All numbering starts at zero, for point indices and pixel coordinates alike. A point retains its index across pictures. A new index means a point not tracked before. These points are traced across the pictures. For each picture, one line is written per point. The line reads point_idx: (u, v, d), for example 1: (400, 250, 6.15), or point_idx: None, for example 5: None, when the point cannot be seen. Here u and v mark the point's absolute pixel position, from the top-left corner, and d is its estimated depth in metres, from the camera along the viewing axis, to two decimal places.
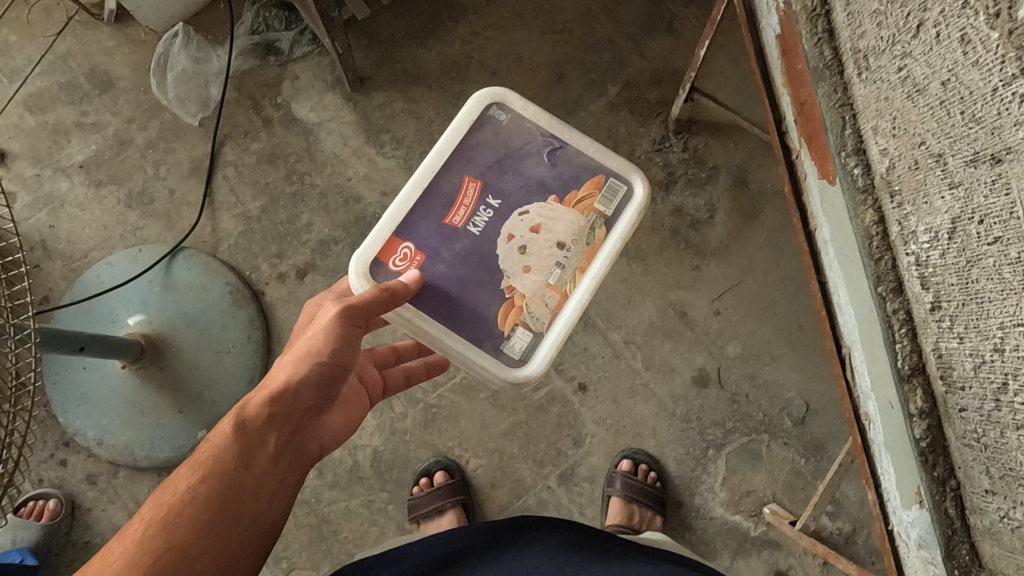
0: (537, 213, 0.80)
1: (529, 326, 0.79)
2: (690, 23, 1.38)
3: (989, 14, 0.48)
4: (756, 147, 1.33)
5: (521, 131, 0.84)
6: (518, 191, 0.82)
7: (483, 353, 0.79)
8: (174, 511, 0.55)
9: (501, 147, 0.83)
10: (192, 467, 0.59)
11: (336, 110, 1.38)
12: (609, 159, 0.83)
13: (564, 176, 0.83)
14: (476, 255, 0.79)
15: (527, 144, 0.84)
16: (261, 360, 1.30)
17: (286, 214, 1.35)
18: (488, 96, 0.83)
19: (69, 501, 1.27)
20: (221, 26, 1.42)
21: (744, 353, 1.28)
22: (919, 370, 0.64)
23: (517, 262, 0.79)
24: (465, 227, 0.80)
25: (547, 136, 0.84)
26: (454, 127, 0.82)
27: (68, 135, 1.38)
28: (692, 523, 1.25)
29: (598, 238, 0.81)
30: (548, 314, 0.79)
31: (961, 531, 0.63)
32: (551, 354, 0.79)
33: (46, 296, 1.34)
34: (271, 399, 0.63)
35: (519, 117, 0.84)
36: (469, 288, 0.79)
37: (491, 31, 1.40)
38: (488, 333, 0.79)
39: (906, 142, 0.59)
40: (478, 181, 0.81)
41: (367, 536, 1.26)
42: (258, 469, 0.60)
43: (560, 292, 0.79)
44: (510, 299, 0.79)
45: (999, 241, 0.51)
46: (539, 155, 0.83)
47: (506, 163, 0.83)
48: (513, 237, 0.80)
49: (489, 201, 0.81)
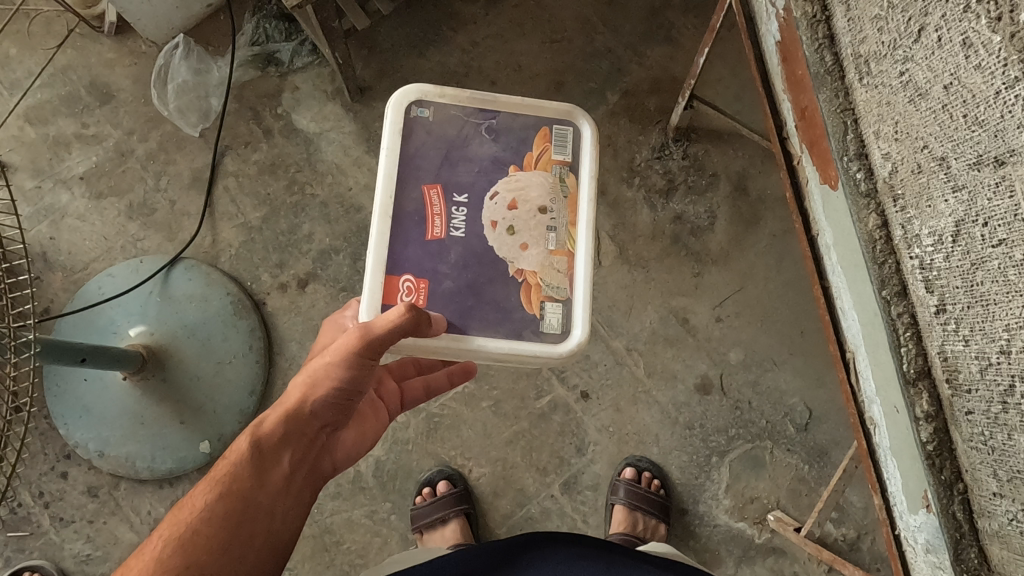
0: (506, 190, 0.78)
1: (554, 298, 0.77)
2: (688, 32, 1.39)
3: (991, 18, 0.48)
4: (756, 154, 1.34)
5: (451, 119, 0.79)
6: (479, 178, 0.78)
7: (527, 343, 0.76)
8: (193, 529, 0.58)
9: (439, 143, 0.78)
10: (209, 484, 0.62)
11: (336, 120, 1.39)
12: (544, 109, 0.81)
13: (513, 144, 0.80)
14: (474, 256, 0.76)
15: (463, 130, 0.79)
16: (263, 370, 1.29)
17: (287, 224, 1.35)
18: (403, 99, 0.78)
19: (70, 515, 1.26)
20: (222, 38, 1.43)
21: (746, 359, 1.28)
22: (924, 374, 0.64)
23: (513, 244, 0.76)
24: (449, 234, 0.76)
25: (476, 114, 0.80)
26: (387, 144, 0.77)
27: (69, 147, 1.38)
28: (695, 531, 1.25)
29: (571, 187, 0.79)
30: (565, 278, 0.77)
31: (969, 535, 0.63)
32: (587, 313, 0.77)
33: (47, 307, 1.33)
34: (285, 418, 0.64)
35: (443, 106, 0.79)
36: (482, 291, 0.76)
37: (490, 41, 1.40)
38: (522, 323, 0.76)
39: (908, 145, 0.60)
40: (437, 186, 0.77)
41: (370, 547, 1.25)
42: (272, 488, 0.62)
43: (564, 253, 0.77)
44: (525, 282, 0.76)
45: (1005, 244, 0.51)
46: (479, 134, 0.80)
47: (453, 155, 0.78)
48: (497, 223, 0.77)
49: (457, 199, 0.77)
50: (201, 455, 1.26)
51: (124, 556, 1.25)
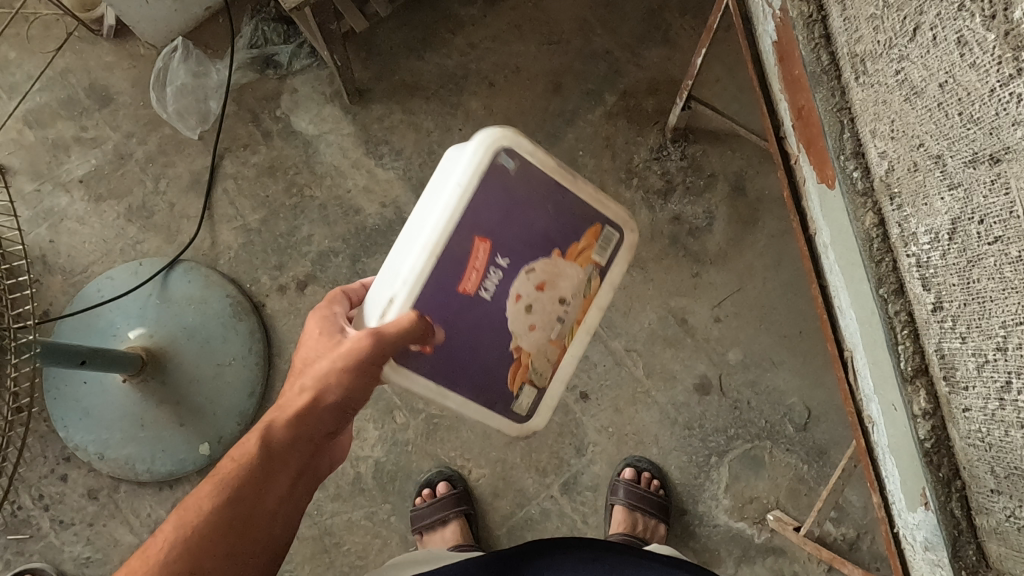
0: (542, 269, 0.74)
1: (533, 381, 0.78)
2: (686, 33, 1.39)
3: (985, 16, 0.49)
4: (754, 155, 1.34)
5: (530, 180, 0.72)
6: (526, 245, 0.73)
7: (497, 416, 0.78)
8: (198, 533, 0.59)
9: (506, 199, 0.71)
10: (215, 486, 0.63)
11: (335, 123, 1.39)
12: (604, 205, 0.77)
13: (566, 225, 0.75)
14: (488, 324, 0.73)
15: (533, 196, 0.72)
16: (262, 372, 1.30)
17: (286, 226, 1.36)
18: (496, 142, 0.68)
19: (70, 518, 1.26)
20: (221, 40, 1.43)
21: (745, 360, 1.29)
22: (922, 371, 0.64)
23: (525, 322, 0.74)
24: (477, 293, 0.71)
25: (550, 184, 0.73)
26: (461, 179, 0.68)
27: (68, 150, 1.38)
28: (695, 531, 1.25)
29: (592, 290, 0.79)
30: (549, 366, 0.79)
31: (967, 531, 0.63)
32: (551, 403, 0.81)
33: (47, 310, 1.33)
34: (293, 425, 0.65)
35: (528, 165, 0.71)
36: (481, 358, 0.74)
37: (489, 42, 1.41)
38: (500, 396, 0.77)
39: (905, 144, 0.60)
40: (487, 241, 0.70)
41: (370, 548, 1.26)
42: (277, 493, 0.64)
43: (559, 344, 0.78)
44: (517, 360, 0.76)
45: (1000, 241, 0.51)
46: (543, 204, 0.73)
47: (512, 215, 0.71)
48: (521, 297, 0.73)
49: (499, 261, 0.71)
50: (200, 457, 1.26)
51: (124, 559, 1.25)
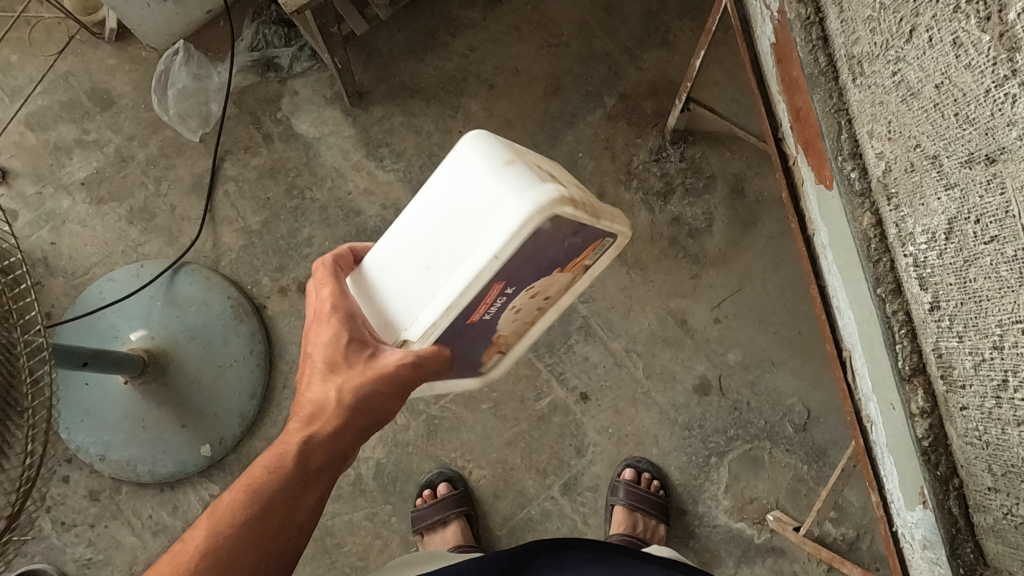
0: (540, 286, 0.72)
1: (502, 353, 0.84)
2: (684, 35, 1.40)
3: (980, 17, 0.49)
4: (753, 156, 1.35)
5: (559, 227, 0.64)
6: (534, 276, 0.69)
7: (467, 380, 0.85)
8: (231, 541, 0.58)
9: (532, 250, 0.64)
10: (246, 492, 0.61)
11: (336, 125, 1.40)
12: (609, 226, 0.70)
13: (575, 248, 0.70)
14: (482, 333, 0.74)
15: (556, 237, 0.65)
16: (263, 374, 1.30)
17: (287, 228, 1.36)
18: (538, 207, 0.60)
19: (72, 519, 1.27)
20: (222, 43, 1.44)
21: (744, 361, 1.29)
22: (920, 370, 0.65)
23: (510, 321, 0.76)
24: (481, 319, 0.70)
25: (577, 225, 0.66)
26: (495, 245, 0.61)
27: (70, 153, 1.39)
28: (695, 531, 1.25)
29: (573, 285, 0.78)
30: (519, 341, 0.84)
31: (965, 530, 0.63)
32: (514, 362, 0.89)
33: (49, 312, 1.34)
34: (329, 436, 0.63)
35: (562, 219, 0.63)
36: (468, 354, 0.77)
37: (488, 45, 1.42)
38: (474, 369, 0.83)
39: (902, 144, 0.61)
40: (503, 282, 0.66)
41: (371, 549, 1.26)
42: (308, 504, 0.62)
43: (532, 325, 0.82)
44: (495, 346, 0.80)
45: (996, 240, 0.52)
46: (562, 240, 0.67)
47: (531, 259, 0.66)
48: (514, 307, 0.73)
49: (507, 292, 0.69)
50: (202, 459, 1.26)
51: (126, 560, 1.26)
